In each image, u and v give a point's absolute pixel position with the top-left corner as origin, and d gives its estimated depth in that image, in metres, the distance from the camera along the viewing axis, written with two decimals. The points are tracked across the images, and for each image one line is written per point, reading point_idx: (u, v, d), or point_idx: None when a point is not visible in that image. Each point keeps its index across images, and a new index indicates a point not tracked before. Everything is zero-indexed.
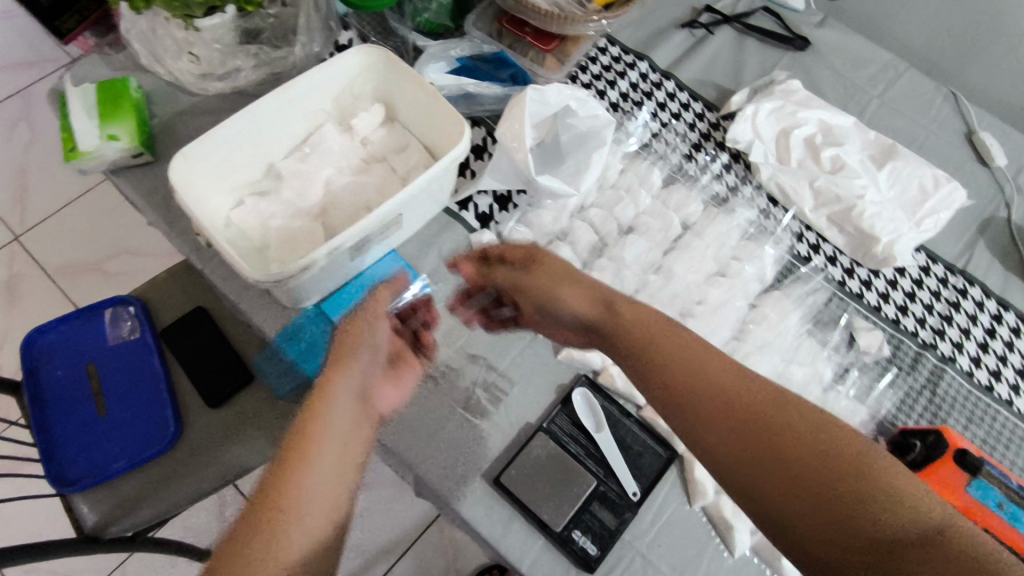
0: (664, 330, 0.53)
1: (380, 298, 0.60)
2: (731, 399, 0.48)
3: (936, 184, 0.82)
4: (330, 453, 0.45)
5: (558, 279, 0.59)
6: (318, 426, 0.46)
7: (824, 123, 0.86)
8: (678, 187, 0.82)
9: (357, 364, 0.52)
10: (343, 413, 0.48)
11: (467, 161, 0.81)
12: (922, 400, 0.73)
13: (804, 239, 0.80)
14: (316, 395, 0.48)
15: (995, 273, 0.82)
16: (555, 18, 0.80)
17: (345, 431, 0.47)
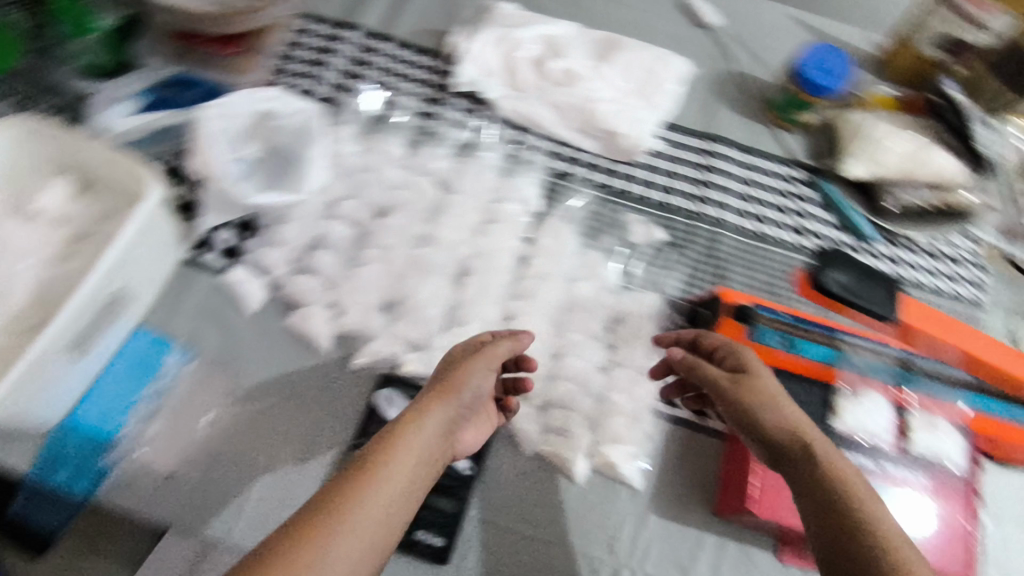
0: (771, 389, 0.55)
1: (496, 346, 0.57)
2: (829, 474, 0.49)
3: (660, 62, 0.84)
4: (386, 490, 0.46)
5: (765, 401, 0.54)
6: (395, 453, 0.47)
7: (546, 37, 0.84)
8: (425, 148, 0.78)
9: (448, 409, 0.52)
10: (426, 437, 0.49)
11: (184, 199, 0.71)
12: (704, 269, 0.76)
13: (560, 156, 0.79)
14: (396, 439, 0.48)
15: (738, 127, 0.86)
16: (226, 17, 0.75)
17: (420, 459, 0.48)
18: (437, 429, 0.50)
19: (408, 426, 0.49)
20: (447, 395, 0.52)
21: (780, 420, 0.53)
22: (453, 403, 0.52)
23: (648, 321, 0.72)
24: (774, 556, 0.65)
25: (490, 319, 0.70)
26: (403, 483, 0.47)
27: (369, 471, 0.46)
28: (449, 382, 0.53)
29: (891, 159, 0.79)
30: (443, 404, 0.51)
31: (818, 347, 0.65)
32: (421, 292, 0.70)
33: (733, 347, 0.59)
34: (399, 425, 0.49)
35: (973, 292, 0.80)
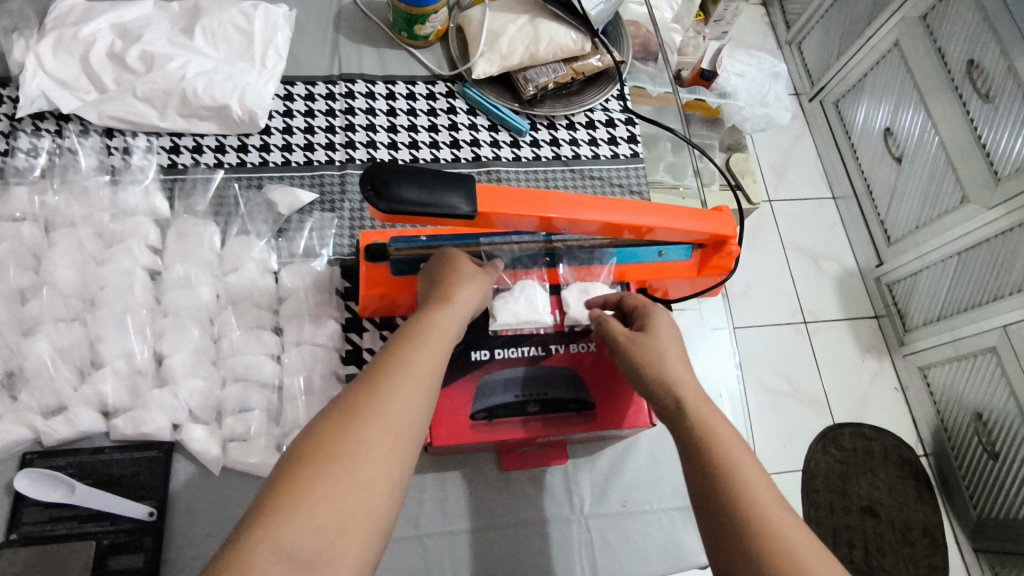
0: (669, 336, 0.54)
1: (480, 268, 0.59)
2: (661, 391, 0.50)
3: (250, 15, 0.77)
4: (396, 395, 0.44)
5: (664, 331, 0.54)
6: (400, 365, 0.45)
7: (117, 25, 0.75)
8: (7, 190, 0.67)
9: (459, 322, 0.53)
10: (432, 354, 0.48)
11: None
12: (363, 214, 0.73)
13: (181, 148, 0.74)
14: (409, 340, 0.48)
15: (368, 57, 0.82)
16: None
17: (426, 376, 0.46)
18: (452, 331, 0.51)
19: (423, 331, 0.49)
20: (443, 309, 0.52)
21: (662, 372, 0.51)
22: (456, 307, 0.53)
23: (310, 289, 0.68)
24: (496, 467, 0.65)
25: (129, 351, 0.63)
26: (412, 390, 0.45)
27: (366, 389, 0.44)
28: (444, 297, 0.53)
29: (510, 47, 0.77)
30: (443, 313, 0.51)
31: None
32: (38, 350, 0.61)
33: (650, 309, 0.57)
34: (421, 322, 0.50)
35: (632, 147, 0.82)
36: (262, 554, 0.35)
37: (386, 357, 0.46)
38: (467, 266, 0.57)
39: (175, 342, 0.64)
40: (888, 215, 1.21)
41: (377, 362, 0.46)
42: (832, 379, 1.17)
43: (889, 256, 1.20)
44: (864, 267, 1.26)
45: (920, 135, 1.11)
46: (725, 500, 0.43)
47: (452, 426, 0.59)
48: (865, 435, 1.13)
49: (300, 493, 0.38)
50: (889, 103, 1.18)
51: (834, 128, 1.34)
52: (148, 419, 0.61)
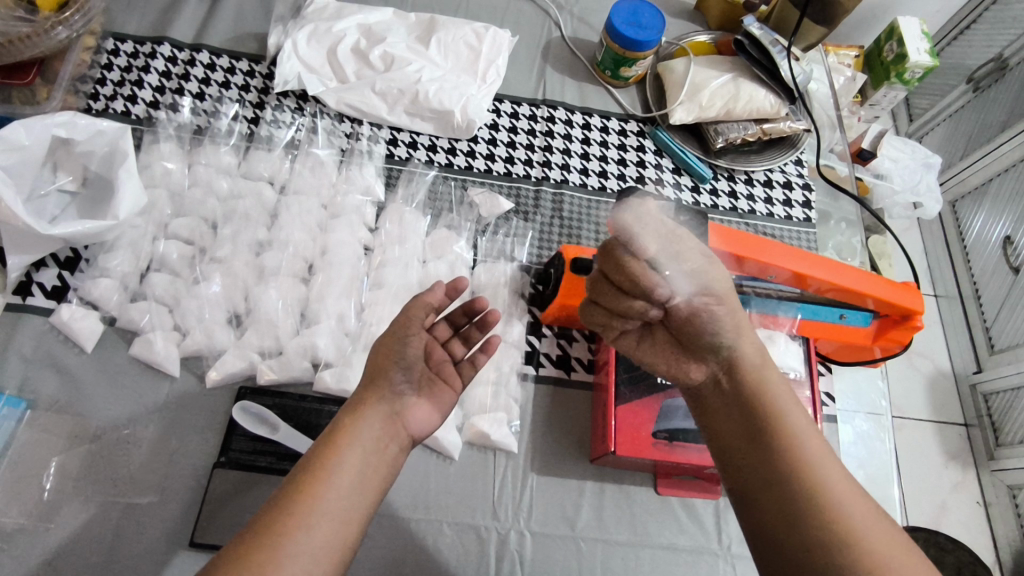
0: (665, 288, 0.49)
1: (412, 311, 0.53)
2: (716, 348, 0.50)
3: (479, 36, 0.85)
4: (332, 498, 0.43)
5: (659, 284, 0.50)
6: (320, 497, 0.42)
7: (363, 26, 0.84)
8: (254, 153, 0.76)
9: (363, 469, 0.45)
10: (315, 537, 0.41)
11: (56, 279, 0.69)
12: (553, 229, 0.78)
13: (399, 142, 0.81)
14: (288, 512, 0.41)
15: (569, 88, 0.89)
16: (23, 41, 0.68)
17: (362, 476, 0.45)
18: (350, 485, 0.44)
19: (298, 512, 0.41)
20: (326, 471, 0.44)
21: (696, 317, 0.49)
22: (348, 458, 0.45)
23: (504, 287, 0.73)
24: (652, 488, 0.68)
25: (342, 314, 0.70)
26: (351, 487, 0.44)
27: (307, 486, 0.43)
28: (380, 374, 0.50)
29: (709, 100, 0.82)
30: (324, 481, 0.43)
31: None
32: (268, 297, 0.68)
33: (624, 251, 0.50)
34: (296, 499, 0.42)
35: (806, 212, 0.86)
36: None
37: (243, 554, 0.39)
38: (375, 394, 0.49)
39: (382, 313, 0.69)
40: (997, 323, 1.00)
41: (236, 555, 0.39)
42: (910, 478, 0.94)
43: (991, 366, 0.99)
44: (959, 373, 1.04)
45: None
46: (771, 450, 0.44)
47: (633, 440, 0.62)
48: None
49: None
50: (1015, 212, 1.00)
51: (945, 226, 1.13)
52: (351, 377, 0.66)
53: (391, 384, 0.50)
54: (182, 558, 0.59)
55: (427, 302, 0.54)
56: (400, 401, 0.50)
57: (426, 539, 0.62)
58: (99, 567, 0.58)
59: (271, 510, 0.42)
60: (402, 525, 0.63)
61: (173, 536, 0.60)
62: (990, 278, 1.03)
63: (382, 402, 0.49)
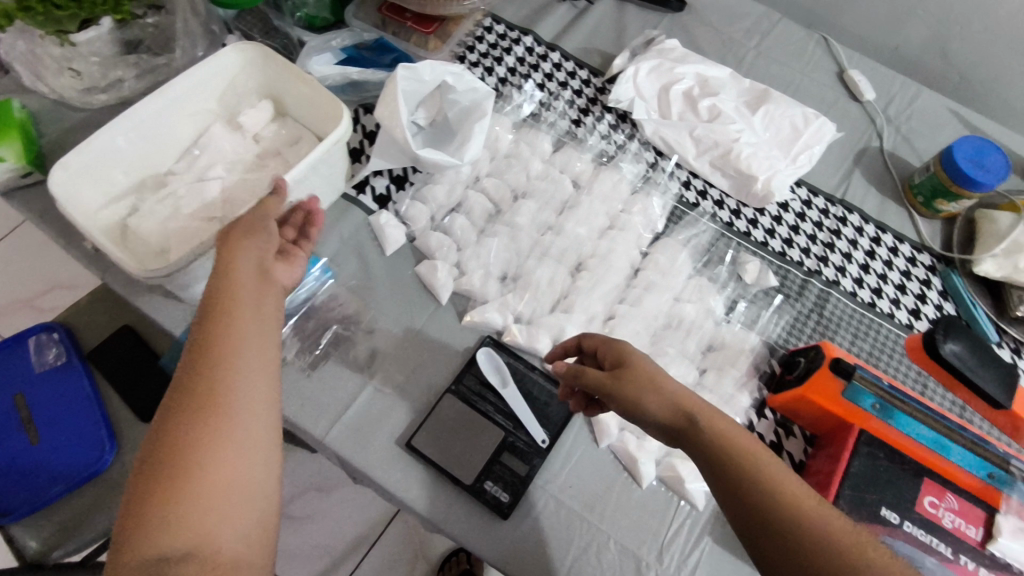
0: (656, 381, 0.53)
1: (273, 209, 0.58)
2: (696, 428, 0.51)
3: (806, 121, 0.87)
4: (237, 382, 0.46)
5: (644, 384, 0.53)
6: (221, 395, 0.45)
7: (701, 76, 0.90)
8: (569, 150, 0.85)
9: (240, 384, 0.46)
10: (236, 417, 0.46)
11: (389, 193, 0.81)
12: (808, 322, 0.78)
13: (692, 186, 0.86)
14: (195, 410, 0.45)
15: (871, 198, 0.88)
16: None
17: (253, 373, 0.48)
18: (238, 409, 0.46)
19: (176, 476, 0.43)
20: (209, 376, 0.46)
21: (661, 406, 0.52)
22: (232, 380, 0.46)
23: (744, 355, 0.74)
24: None
25: (593, 313, 0.75)
26: (249, 368, 0.47)
27: (191, 375, 0.46)
28: (222, 265, 0.51)
29: None
30: (223, 381, 0.46)
31: (925, 427, 0.65)
32: (538, 272, 0.76)
33: (617, 344, 0.58)
34: (189, 397, 0.45)
35: None
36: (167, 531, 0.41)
37: (160, 479, 0.43)
38: (231, 291, 0.50)
39: (627, 328, 0.74)
40: None
41: (161, 461, 0.43)
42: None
43: None
44: None
45: None
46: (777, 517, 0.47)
47: None
48: None
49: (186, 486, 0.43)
50: None
51: None
52: None
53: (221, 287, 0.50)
54: (392, 453, 0.66)
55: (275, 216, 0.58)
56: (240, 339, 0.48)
57: (592, 546, 0.64)
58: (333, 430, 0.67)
59: (160, 443, 0.44)
60: (576, 522, 0.65)
61: (394, 431, 0.67)
62: None
63: (248, 317, 0.49)
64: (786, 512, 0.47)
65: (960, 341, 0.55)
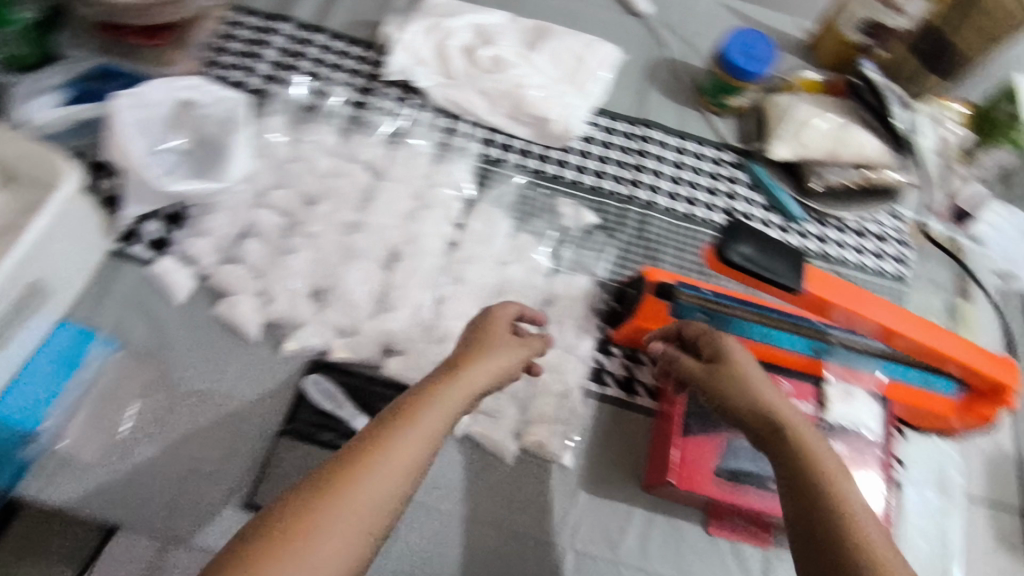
0: (755, 372, 0.54)
1: (501, 308, 0.60)
2: (768, 422, 0.51)
3: (587, 49, 0.86)
4: (389, 466, 0.43)
5: (750, 378, 0.53)
6: (358, 474, 0.42)
7: (476, 26, 0.86)
8: (356, 137, 0.79)
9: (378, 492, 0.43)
10: (349, 498, 0.42)
11: (162, 234, 0.72)
12: (634, 250, 0.78)
13: (493, 144, 0.81)
14: (329, 483, 0.42)
15: (669, 110, 0.88)
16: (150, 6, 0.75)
17: (402, 469, 0.44)
18: (326, 546, 0.40)
19: (275, 545, 0.39)
20: (380, 446, 0.44)
21: (755, 403, 0.52)
22: (358, 485, 0.42)
23: (578, 301, 0.74)
24: (702, 527, 0.66)
25: (419, 304, 0.71)
26: (405, 462, 0.44)
27: (355, 448, 0.44)
28: (454, 362, 0.52)
29: (813, 140, 0.80)
30: (370, 466, 0.43)
31: (751, 324, 0.66)
32: (350, 277, 0.70)
33: (714, 335, 0.57)
34: (355, 459, 0.43)
35: (898, 267, 0.83)
36: None
37: (249, 550, 0.39)
38: (471, 365, 0.51)
39: (457, 309, 0.71)
40: None
41: (271, 520, 0.41)
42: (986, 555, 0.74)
43: None
44: None
45: None
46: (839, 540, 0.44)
47: (694, 476, 0.61)
48: None
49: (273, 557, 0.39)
50: None
51: None
52: (418, 364, 0.68)
53: (430, 382, 0.50)
54: (239, 520, 0.61)
55: (517, 309, 0.60)
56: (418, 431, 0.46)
57: (469, 540, 0.63)
58: (162, 515, 0.60)
59: (291, 497, 0.42)
60: (452, 522, 0.63)
61: (232, 493, 0.62)
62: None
63: (439, 407, 0.48)
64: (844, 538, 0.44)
65: (748, 241, 0.57)
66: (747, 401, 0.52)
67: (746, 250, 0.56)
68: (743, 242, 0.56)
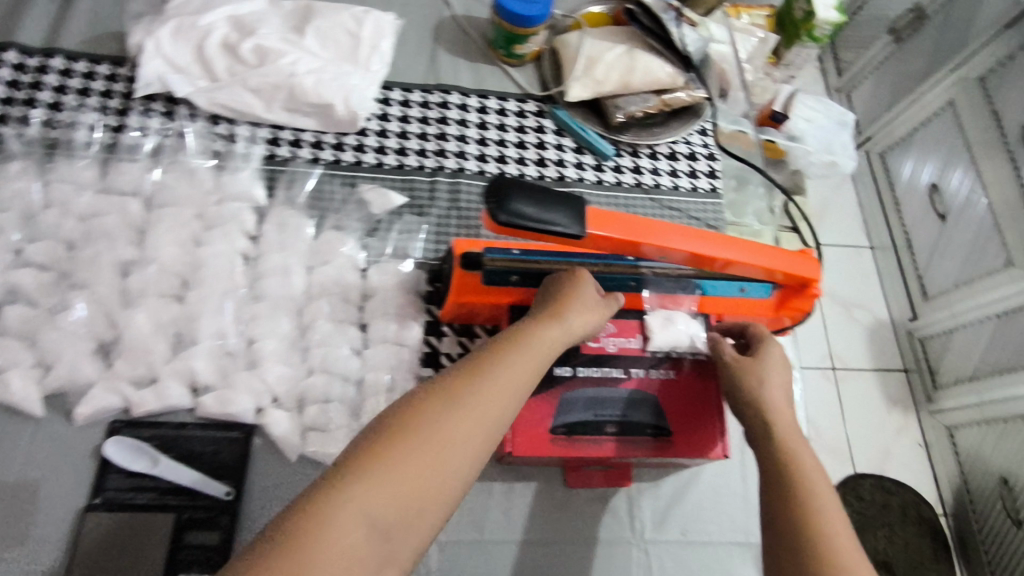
0: (773, 358, 0.60)
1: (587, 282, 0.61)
2: (753, 396, 0.57)
3: (359, 21, 0.80)
4: (471, 407, 0.46)
5: (767, 360, 0.59)
6: (444, 408, 0.45)
7: (232, 17, 0.78)
8: (118, 165, 0.71)
9: (476, 423, 0.46)
10: (449, 422, 0.45)
11: None
12: (449, 222, 0.75)
13: (281, 141, 0.76)
14: (419, 411, 0.45)
15: (463, 70, 0.85)
16: None
17: (485, 411, 0.47)
18: (426, 464, 0.43)
19: (366, 470, 0.41)
20: (469, 384, 0.48)
21: (753, 389, 0.57)
22: (436, 417, 0.45)
23: (396, 289, 0.70)
24: (562, 482, 0.68)
25: (222, 332, 0.65)
26: (486, 414, 0.47)
27: (449, 386, 0.47)
28: (553, 309, 0.57)
29: (605, 74, 0.79)
30: (466, 392, 0.47)
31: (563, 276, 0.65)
32: (138, 322, 0.64)
33: (762, 336, 0.62)
34: (452, 386, 0.47)
35: (712, 182, 0.84)
36: (329, 508, 0.39)
37: (342, 474, 0.41)
38: (533, 336, 0.54)
39: (265, 328, 0.66)
40: (929, 270, 1.02)
41: (357, 450, 0.43)
42: (856, 419, 0.96)
43: (926, 312, 1.01)
44: (898, 320, 1.06)
45: (967, 194, 0.95)
46: (787, 496, 0.50)
47: (534, 439, 0.60)
48: (885, 487, 0.91)
49: (370, 476, 0.41)
50: (940, 153, 1.00)
51: (877, 179, 1.13)
52: (235, 399, 0.63)
53: (532, 327, 0.55)
54: None
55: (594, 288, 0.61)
56: (495, 385, 0.48)
57: None
58: None
59: (379, 430, 0.44)
60: None
61: None
62: (892, 212, 1.11)
63: (522, 356, 0.51)
64: (790, 496, 0.50)
65: (521, 196, 0.53)
66: (745, 382, 0.58)
67: (521, 207, 0.53)
68: (514, 197, 0.53)
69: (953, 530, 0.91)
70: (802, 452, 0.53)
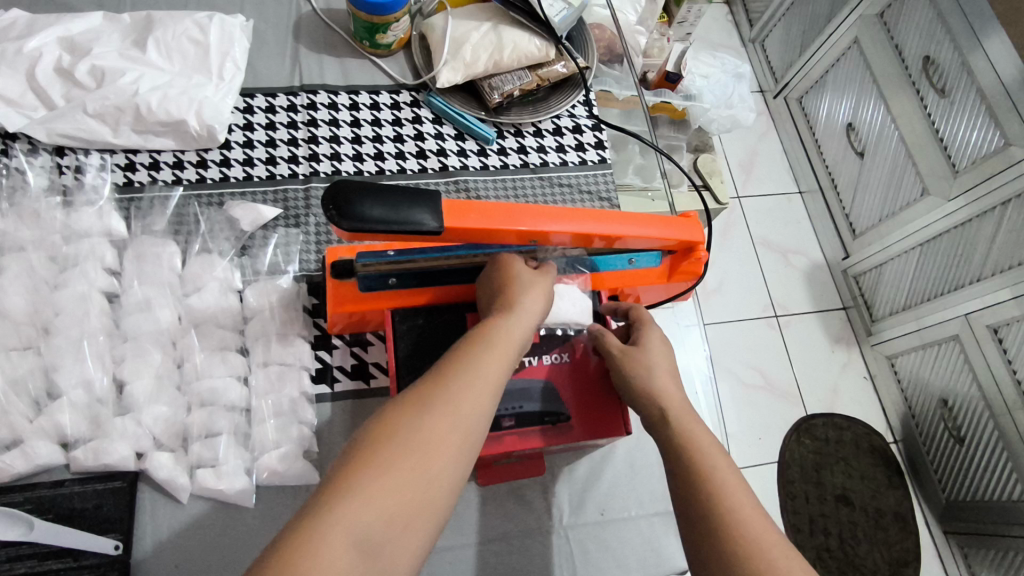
0: (656, 346, 0.59)
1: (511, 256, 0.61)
2: (642, 384, 0.56)
3: (204, 28, 0.75)
4: (451, 403, 0.43)
5: (650, 349, 0.58)
6: (422, 407, 0.42)
7: (63, 40, 0.72)
8: None
9: (458, 421, 0.43)
10: (428, 421, 0.42)
11: None
12: (328, 230, 0.72)
13: (138, 165, 0.72)
14: (395, 416, 0.42)
15: (329, 66, 0.81)
16: None
17: (465, 403, 0.44)
18: (412, 468, 0.39)
19: (347, 488, 0.37)
20: (441, 381, 0.45)
21: (641, 379, 0.56)
22: (415, 417, 0.42)
23: (276, 306, 0.67)
24: (473, 481, 0.66)
25: (87, 380, 0.61)
26: (471, 407, 0.44)
27: (422, 389, 0.44)
28: (506, 295, 0.54)
29: (473, 55, 0.76)
30: (440, 390, 0.44)
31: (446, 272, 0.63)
32: None
33: (644, 323, 0.61)
34: (424, 387, 0.44)
35: (600, 153, 0.82)
36: (314, 534, 0.35)
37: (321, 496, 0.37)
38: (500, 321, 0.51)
39: (134, 368, 0.62)
40: (854, 208, 1.16)
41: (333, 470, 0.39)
42: (802, 367, 1.12)
43: (855, 249, 1.16)
44: (832, 261, 1.22)
45: (881, 127, 1.06)
46: (687, 479, 0.49)
47: None
48: (836, 424, 1.08)
49: (351, 495, 0.37)
50: (852, 93, 1.13)
51: (796, 121, 1.29)
52: (110, 449, 0.59)
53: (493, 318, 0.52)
54: None
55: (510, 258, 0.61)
56: (472, 376, 0.46)
57: None
58: None
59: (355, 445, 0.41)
60: None
61: None
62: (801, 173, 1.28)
63: (493, 346, 0.48)
64: (689, 476, 0.49)
65: (367, 197, 0.50)
66: (632, 378, 0.57)
67: (369, 209, 0.50)
68: (362, 199, 0.49)
69: (905, 456, 1.07)
70: (699, 430, 0.52)
